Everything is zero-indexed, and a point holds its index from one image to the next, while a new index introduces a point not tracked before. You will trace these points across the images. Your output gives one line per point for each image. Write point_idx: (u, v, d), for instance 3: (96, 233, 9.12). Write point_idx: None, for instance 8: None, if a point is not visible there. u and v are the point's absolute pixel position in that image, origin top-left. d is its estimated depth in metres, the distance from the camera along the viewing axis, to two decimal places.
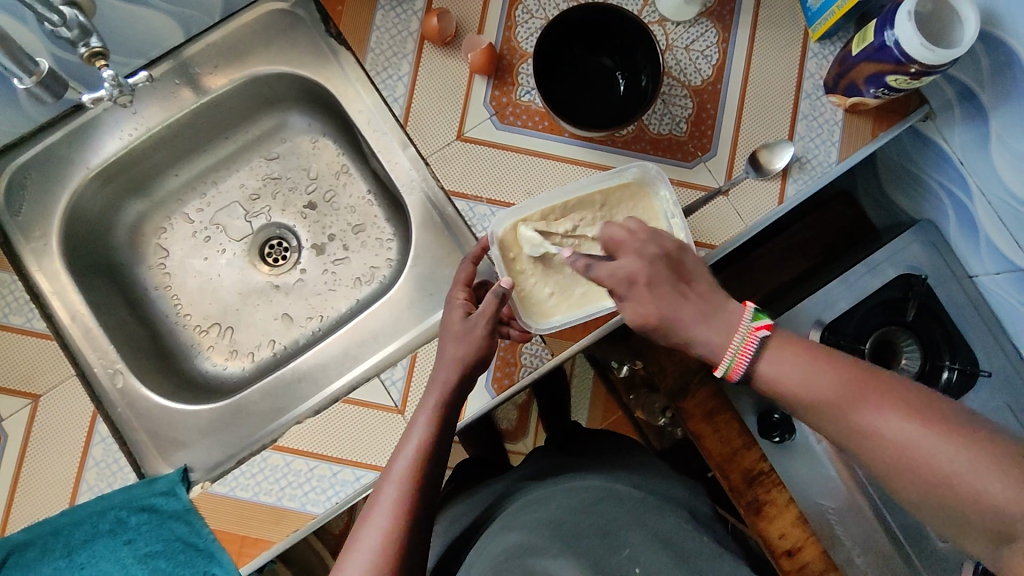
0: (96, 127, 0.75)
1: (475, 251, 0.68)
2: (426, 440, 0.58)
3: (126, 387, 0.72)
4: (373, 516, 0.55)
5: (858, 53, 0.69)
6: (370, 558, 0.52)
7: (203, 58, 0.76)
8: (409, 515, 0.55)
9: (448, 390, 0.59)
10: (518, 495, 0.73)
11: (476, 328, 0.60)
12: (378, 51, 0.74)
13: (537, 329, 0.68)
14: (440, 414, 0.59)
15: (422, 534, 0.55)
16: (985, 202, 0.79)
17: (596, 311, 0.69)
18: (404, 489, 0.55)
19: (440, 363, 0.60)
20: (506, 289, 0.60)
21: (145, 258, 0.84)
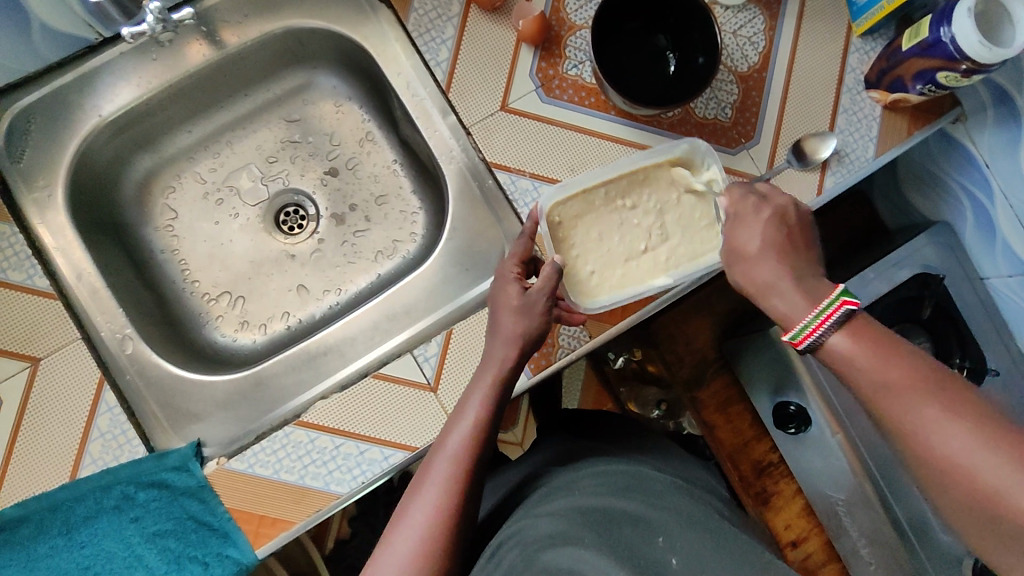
0: (110, 73, 0.69)
1: (529, 226, 0.64)
2: (483, 416, 0.57)
3: (136, 352, 0.67)
4: (424, 489, 0.54)
5: (909, 48, 0.69)
6: (419, 534, 0.52)
7: (230, 8, 0.71)
8: (460, 492, 0.54)
9: (507, 366, 0.59)
10: (542, 478, 0.71)
11: (536, 304, 0.59)
12: (423, 12, 0.70)
13: (585, 309, 0.66)
14: (497, 389, 0.58)
15: (470, 512, 0.55)
16: (1006, 207, 0.81)
17: (643, 292, 0.66)
18: (457, 465, 0.54)
19: (497, 339, 0.60)
20: (560, 264, 0.59)
21: (151, 218, 0.79)
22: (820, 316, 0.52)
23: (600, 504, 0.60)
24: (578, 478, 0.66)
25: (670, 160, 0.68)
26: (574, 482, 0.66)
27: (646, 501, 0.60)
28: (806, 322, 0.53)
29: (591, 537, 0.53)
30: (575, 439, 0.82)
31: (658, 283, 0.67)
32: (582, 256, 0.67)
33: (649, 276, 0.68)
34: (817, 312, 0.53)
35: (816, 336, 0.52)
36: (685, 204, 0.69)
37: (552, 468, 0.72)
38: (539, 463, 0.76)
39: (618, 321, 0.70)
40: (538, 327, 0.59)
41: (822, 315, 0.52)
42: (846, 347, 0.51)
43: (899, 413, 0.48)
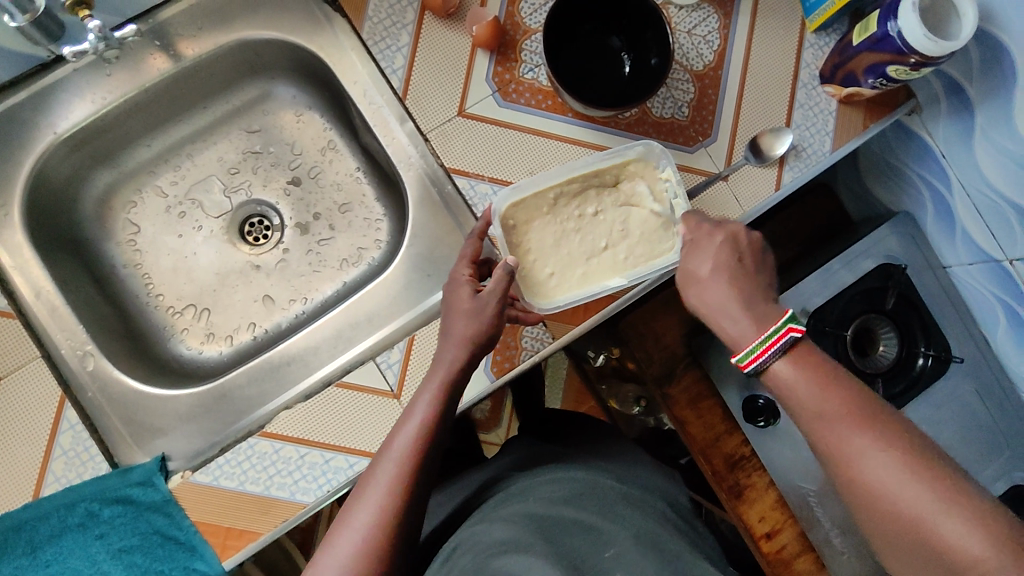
0: (64, 89, 0.69)
1: (480, 226, 0.65)
2: (430, 418, 0.57)
3: (97, 369, 0.67)
4: (369, 491, 0.54)
5: (858, 43, 0.70)
6: (362, 535, 0.52)
7: (184, 20, 0.71)
8: (404, 494, 0.54)
9: (457, 366, 0.59)
10: (506, 482, 0.71)
11: (487, 306, 0.60)
12: (377, 20, 0.71)
13: (540, 309, 0.67)
14: (445, 393, 0.58)
15: (415, 514, 0.55)
16: (964, 197, 0.81)
17: (598, 292, 0.67)
18: (403, 467, 0.55)
19: (448, 342, 0.60)
20: (514, 265, 0.60)
21: (113, 234, 0.78)
22: (768, 339, 0.57)
23: (559, 512, 0.60)
24: (535, 486, 0.67)
25: (625, 163, 0.69)
26: (533, 488, 0.66)
27: (601, 510, 0.61)
28: (756, 344, 0.57)
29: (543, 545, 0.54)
30: (540, 442, 0.82)
31: (613, 283, 0.67)
32: (539, 259, 0.68)
33: (606, 277, 0.68)
34: (765, 336, 0.57)
35: (761, 360, 0.57)
36: (641, 202, 0.69)
37: (514, 472, 0.73)
38: (503, 466, 0.76)
39: (580, 322, 0.71)
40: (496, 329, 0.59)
41: (769, 340, 0.56)
42: (791, 375, 0.56)
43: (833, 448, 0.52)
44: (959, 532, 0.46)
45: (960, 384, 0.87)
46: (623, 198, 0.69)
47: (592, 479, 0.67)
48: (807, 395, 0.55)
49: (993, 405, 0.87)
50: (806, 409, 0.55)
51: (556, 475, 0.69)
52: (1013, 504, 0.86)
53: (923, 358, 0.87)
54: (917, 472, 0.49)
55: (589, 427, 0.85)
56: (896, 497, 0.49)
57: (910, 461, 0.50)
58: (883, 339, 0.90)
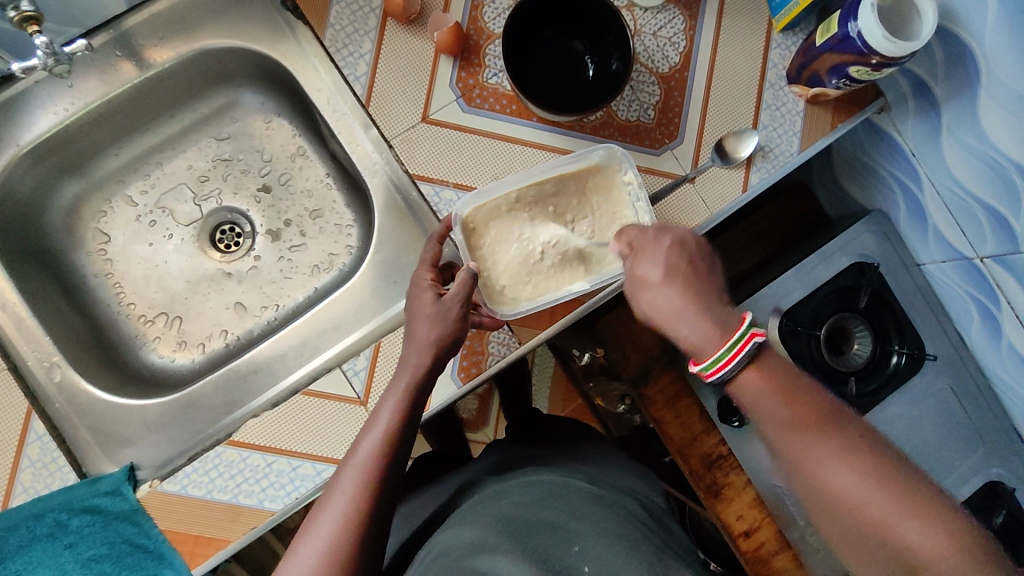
0: (26, 102, 0.69)
1: (440, 230, 0.65)
2: (395, 422, 0.57)
3: (64, 380, 0.67)
4: (334, 497, 0.53)
5: (821, 43, 0.70)
6: (326, 542, 0.51)
7: (147, 29, 0.71)
8: (370, 498, 0.53)
9: (419, 374, 0.59)
10: (477, 487, 0.71)
11: (450, 311, 0.60)
12: (339, 27, 0.71)
13: (503, 315, 0.67)
14: (410, 395, 0.59)
15: (381, 521, 0.54)
16: (934, 193, 0.81)
17: (561, 296, 0.67)
18: (368, 470, 0.54)
19: (410, 346, 0.60)
20: (476, 271, 0.62)
21: (83, 244, 0.79)
22: (733, 348, 0.55)
23: (526, 514, 0.60)
24: (503, 490, 0.67)
25: (589, 167, 0.69)
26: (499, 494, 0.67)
27: (565, 512, 0.61)
28: (722, 352, 0.55)
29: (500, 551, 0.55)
30: (515, 446, 0.82)
31: (576, 287, 0.68)
32: (501, 264, 0.68)
33: (568, 281, 0.69)
34: (731, 343, 0.55)
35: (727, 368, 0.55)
36: (603, 206, 0.70)
37: (486, 477, 0.73)
38: (477, 471, 0.76)
39: (547, 326, 0.71)
40: (455, 335, 0.60)
41: (736, 347, 0.55)
42: (752, 387, 0.55)
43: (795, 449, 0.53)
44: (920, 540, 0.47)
45: (935, 381, 0.87)
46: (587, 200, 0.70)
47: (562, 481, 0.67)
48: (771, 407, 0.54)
49: (969, 401, 0.87)
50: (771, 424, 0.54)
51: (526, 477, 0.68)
52: (989, 499, 0.86)
53: (897, 356, 0.87)
54: (876, 476, 0.49)
55: (566, 429, 0.85)
56: (857, 506, 0.49)
57: (870, 472, 0.50)
58: (857, 337, 0.89)
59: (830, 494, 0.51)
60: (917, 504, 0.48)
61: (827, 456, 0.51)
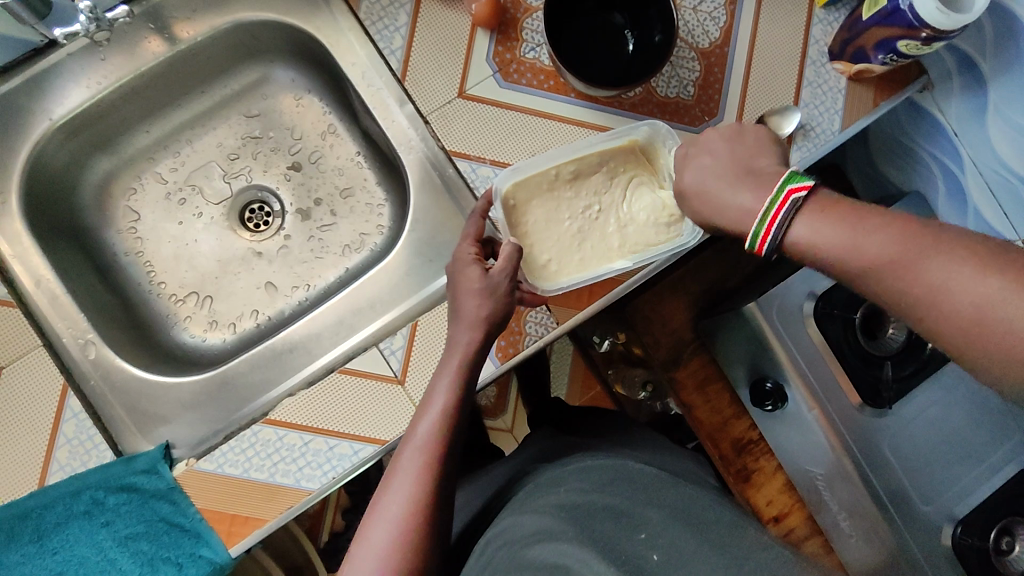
0: (59, 74, 0.68)
1: (481, 205, 0.65)
2: (451, 402, 0.56)
3: (99, 357, 0.66)
4: (397, 481, 0.53)
5: (869, 17, 0.68)
6: (398, 523, 0.51)
7: (178, 2, 0.69)
8: (435, 479, 0.53)
9: (473, 349, 0.58)
10: (528, 474, 0.71)
11: (498, 286, 0.58)
12: (374, 0, 0.69)
13: (545, 292, 0.66)
14: (464, 375, 0.57)
15: (447, 500, 0.54)
16: (976, 175, 0.80)
17: (603, 274, 0.67)
18: (428, 453, 0.53)
19: (459, 324, 0.59)
20: (519, 245, 0.60)
21: (113, 222, 0.78)
22: (775, 201, 0.50)
23: (579, 494, 0.59)
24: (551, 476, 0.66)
25: (631, 143, 0.68)
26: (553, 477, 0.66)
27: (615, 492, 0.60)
28: (763, 211, 0.51)
29: (553, 531, 0.53)
30: (560, 434, 0.81)
31: (618, 265, 0.67)
32: (541, 244, 0.67)
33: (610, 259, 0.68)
34: (772, 199, 0.51)
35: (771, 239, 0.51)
36: (643, 182, 0.69)
37: (537, 464, 0.72)
38: (527, 459, 0.75)
39: (585, 306, 0.70)
40: (503, 313, 0.59)
41: (778, 200, 0.50)
42: (817, 235, 0.48)
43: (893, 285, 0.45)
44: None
45: None
46: (624, 177, 0.69)
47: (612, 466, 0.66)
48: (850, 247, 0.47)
49: None
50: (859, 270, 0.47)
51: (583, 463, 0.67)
52: None
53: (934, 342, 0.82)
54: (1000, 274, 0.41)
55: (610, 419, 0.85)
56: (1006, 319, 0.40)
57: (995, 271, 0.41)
58: (892, 322, 0.86)
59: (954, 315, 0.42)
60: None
61: (948, 272, 0.42)
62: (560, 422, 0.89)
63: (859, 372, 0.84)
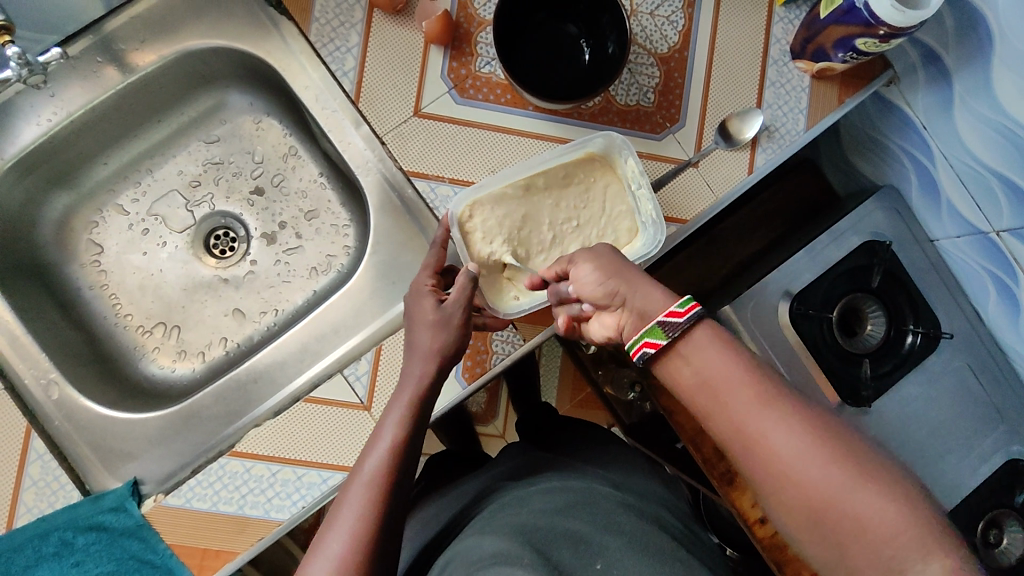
0: (9, 113, 0.67)
1: (439, 235, 0.65)
2: (400, 437, 0.56)
3: (63, 398, 0.66)
4: (342, 517, 0.52)
5: (826, 15, 0.67)
6: (335, 561, 0.49)
7: (128, 33, 0.69)
8: (377, 516, 0.52)
9: (427, 381, 0.58)
10: (498, 492, 0.71)
11: (452, 318, 0.60)
12: (324, 21, 0.68)
13: (504, 314, 0.66)
14: (415, 410, 0.57)
15: (389, 540, 0.53)
16: (947, 166, 0.79)
17: (562, 292, 0.66)
18: (375, 487, 0.53)
19: (414, 357, 0.59)
20: (475, 273, 0.61)
21: (76, 256, 0.77)
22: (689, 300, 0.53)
23: (541, 517, 0.60)
24: (525, 496, 0.66)
25: (587, 156, 0.68)
26: (527, 498, 0.65)
27: (577, 517, 0.60)
28: (684, 299, 0.53)
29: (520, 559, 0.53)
30: (533, 449, 0.81)
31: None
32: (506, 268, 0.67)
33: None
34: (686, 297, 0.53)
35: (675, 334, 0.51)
36: (605, 189, 0.69)
37: (508, 482, 0.72)
38: (498, 475, 0.75)
39: (552, 320, 0.70)
40: (456, 343, 0.60)
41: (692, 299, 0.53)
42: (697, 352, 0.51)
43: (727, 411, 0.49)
44: (874, 504, 0.44)
45: (952, 359, 0.86)
46: (585, 187, 0.69)
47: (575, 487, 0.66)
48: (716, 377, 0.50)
49: (987, 378, 0.86)
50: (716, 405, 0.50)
51: (553, 483, 0.68)
52: (1011, 478, 0.84)
53: (912, 336, 0.85)
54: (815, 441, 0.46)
55: (587, 434, 0.84)
56: (804, 474, 0.46)
57: (813, 428, 0.46)
58: (870, 318, 0.87)
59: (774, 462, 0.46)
60: (866, 468, 0.45)
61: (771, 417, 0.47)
62: (537, 433, 0.89)
63: (840, 372, 0.84)
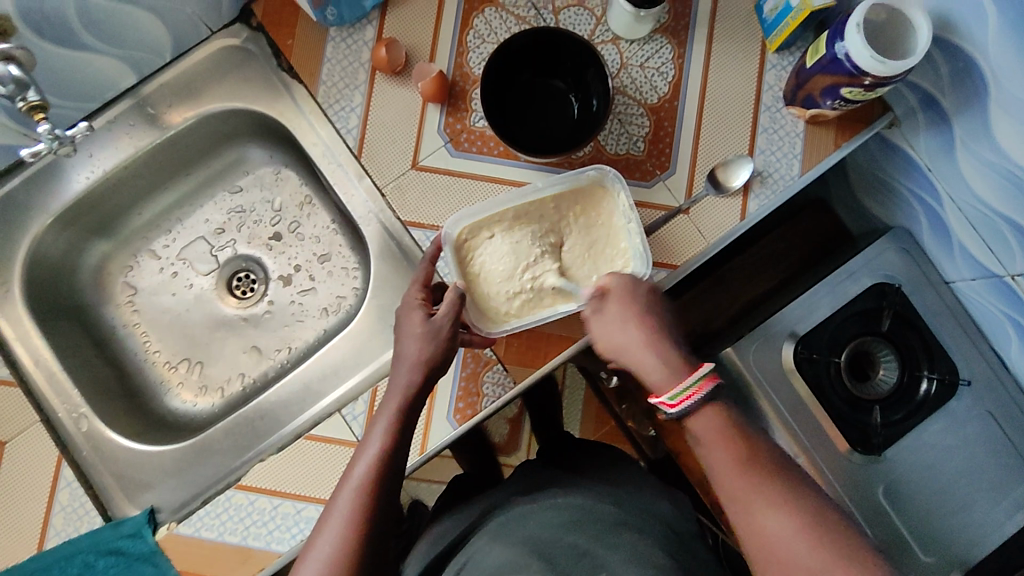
0: (54, 172, 0.75)
1: (431, 252, 0.68)
2: (386, 446, 0.58)
3: (91, 430, 0.73)
4: (331, 522, 0.55)
5: (812, 65, 0.68)
6: (324, 564, 0.53)
7: (159, 97, 0.76)
8: (362, 522, 0.55)
9: (413, 391, 0.61)
10: (493, 515, 0.71)
11: (439, 330, 0.62)
12: (330, 84, 0.73)
13: (488, 332, 0.68)
14: (401, 421, 0.60)
15: (376, 544, 0.56)
16: (955, 209, 0.77)
17: (547, 316, 0.68)
18: (360, 495, 0.56)
19: (401, 366, 0.62)
20: (463, 291, 0.65)
21: (112, 297, 0.84)
22: (698, 382, 0.57)
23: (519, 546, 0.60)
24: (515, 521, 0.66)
25: (577, 188, 0.71)
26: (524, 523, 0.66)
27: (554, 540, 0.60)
28: (688, 384, 0.57)
29: None
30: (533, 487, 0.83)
31: (562, 308, 0.69)
32: (496, 294, 0.69)
33: (559, 302, 0.69)
34: (694, 378, 0.57)
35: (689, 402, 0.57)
36: (593, 224, 0.72)
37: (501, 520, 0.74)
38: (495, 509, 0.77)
39: (541, 364, 0.73)
40: (442, 355, 0.62)
41: (698, 384, 0.57)
42: (707, 427, 0.57)
43: (732, 489, 0.54)
44: None
45: (973, 406, 0.82)
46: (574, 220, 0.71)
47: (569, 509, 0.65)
48: (724, 470, 0.55)
49: (1012, 427, 0.82)
50: (724, 488, 0.55)
51: (542, 505, 0.68)
52: None
53: (927, 382, 0.82)
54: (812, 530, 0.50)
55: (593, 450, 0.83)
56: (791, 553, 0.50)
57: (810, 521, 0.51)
58: (882, 363, 0.85)
59: (772, 550, 0.51)
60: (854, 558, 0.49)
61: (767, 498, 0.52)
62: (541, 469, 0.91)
63: (847, 418, 0.83)
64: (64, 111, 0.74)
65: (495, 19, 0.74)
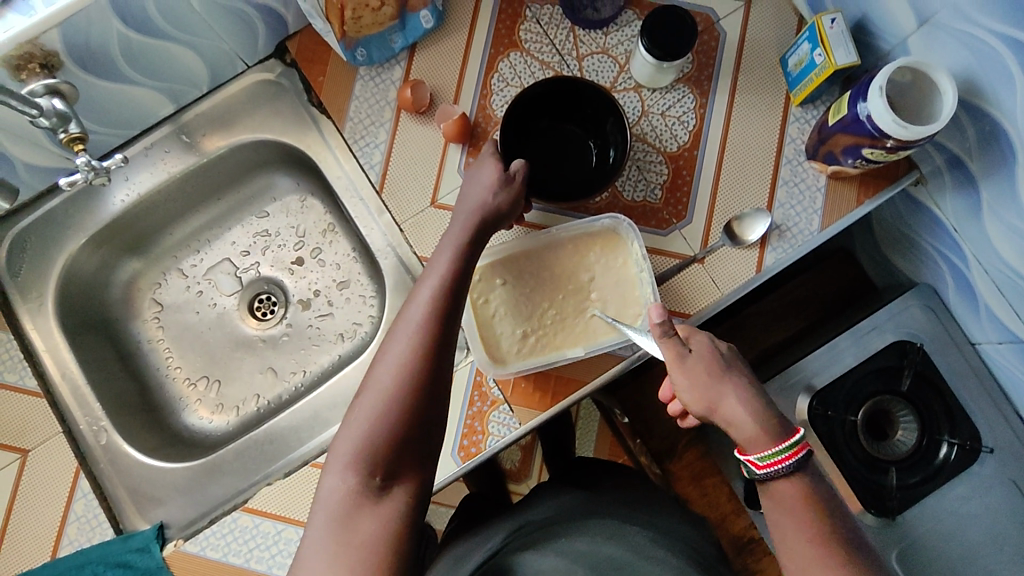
0: (92, 192, 0.79)
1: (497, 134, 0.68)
2: (447, 275, 0.57)
3: (109, 443, 0.75)
4: (393, 347, 0.53)
5: (833, 123, 0.67)
6: (387, 387, 0.51)
7: (196, 125, 0.80)
8: (426, 342, 0.53)
9: (477, 228, 0.60)
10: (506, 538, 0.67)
11: (513, 182, 0.63)
12: (356, 120, 0.76)
13: (495, 372, 0.69)
14: (462, 256, 0.58)
15: (444, 348, 0.54)
16: (982, 272, 0.74)
17: (555, 360, 0.69)
18: (421, 321, 0.54)
19: (462, 211, 0.61)
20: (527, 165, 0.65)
21: (139, 312, 0.88)
22: (791, 447, 0.54)
23: None
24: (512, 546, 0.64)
25: (590, 235, 0.72)
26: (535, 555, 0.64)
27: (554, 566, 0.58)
28: (778, 448, 0.54)
29: None
30: None
31: (570, 353, 0.70)
32: (505, 336, 0.71)
33: (568, 347, 0.70)
34: (788, 443, 0.54)
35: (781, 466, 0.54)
36: (605, 271, 0.72)
37: None
38: None
39: (548, 407, 0.71)
40: (509, 205, 0.62)
41: (791, 450, 0.54)
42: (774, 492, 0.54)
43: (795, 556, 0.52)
44: None
45: (994, 475, 0.79)
46: (587, 265, 0.72)
47: (583, 538, 0.63)
48: (792, 535, 0.52)
49: None
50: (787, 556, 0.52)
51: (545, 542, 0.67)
52: None
53: (946, 447, 0.80)
54: None
55: (612, 466, 0.80)
56: None
57: None
58: (902, 424, 0.83)
59: None
60: None
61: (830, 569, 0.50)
62: None
63: (860, 477, 0.81)
64: (105, 137, 0.78)
65: (520, 63, 0.75)
